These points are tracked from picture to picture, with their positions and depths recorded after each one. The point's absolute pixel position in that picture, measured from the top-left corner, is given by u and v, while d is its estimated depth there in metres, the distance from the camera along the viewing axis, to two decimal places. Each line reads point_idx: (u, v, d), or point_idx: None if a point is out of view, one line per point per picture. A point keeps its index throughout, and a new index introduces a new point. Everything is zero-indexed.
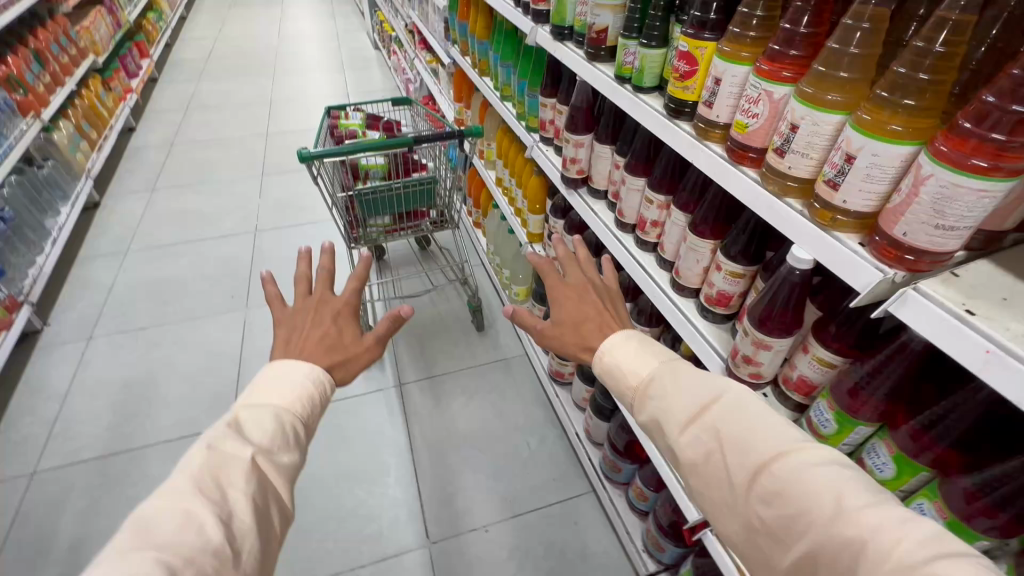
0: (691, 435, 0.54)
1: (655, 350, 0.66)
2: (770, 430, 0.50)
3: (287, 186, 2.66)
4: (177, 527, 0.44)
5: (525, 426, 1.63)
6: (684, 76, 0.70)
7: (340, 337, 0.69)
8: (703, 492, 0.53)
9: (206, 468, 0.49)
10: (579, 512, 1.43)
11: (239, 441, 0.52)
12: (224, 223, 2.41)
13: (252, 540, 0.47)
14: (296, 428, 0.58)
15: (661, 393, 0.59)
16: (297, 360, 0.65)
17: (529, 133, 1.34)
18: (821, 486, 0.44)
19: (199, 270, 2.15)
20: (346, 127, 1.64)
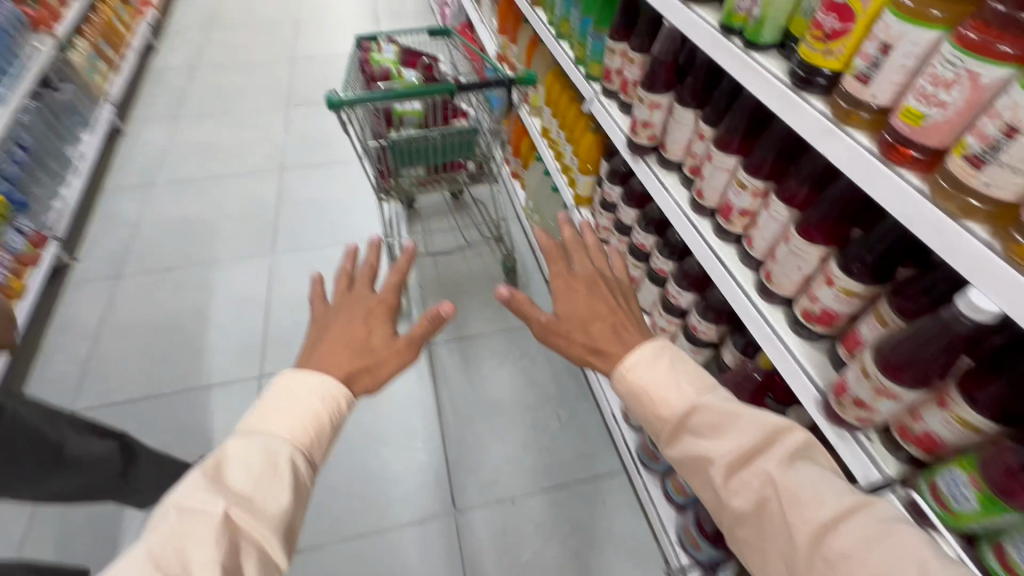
0: (739, 484, 0.56)
1: (685, 374, 0.65)
2: (729, 444, 0.58)
3: (312, 120, 2.50)
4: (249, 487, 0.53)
5: (557, 398, 1.56)
6: (829, 35, 0.53)
7: (370, 338, 0.72)
8: (752, 540, 0.55)
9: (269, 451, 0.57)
10: (608, 491, 1.39)
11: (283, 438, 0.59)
12: (249, 158, 2.30)
13: (277, 504, 0.53)
14: (315, 436, 0.61)
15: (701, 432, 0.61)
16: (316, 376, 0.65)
17: (588, 82, 1.16)
18: (814, 485, 0.52)
19: (225, 209, 2.07)
20: (377, 64, 1.47)
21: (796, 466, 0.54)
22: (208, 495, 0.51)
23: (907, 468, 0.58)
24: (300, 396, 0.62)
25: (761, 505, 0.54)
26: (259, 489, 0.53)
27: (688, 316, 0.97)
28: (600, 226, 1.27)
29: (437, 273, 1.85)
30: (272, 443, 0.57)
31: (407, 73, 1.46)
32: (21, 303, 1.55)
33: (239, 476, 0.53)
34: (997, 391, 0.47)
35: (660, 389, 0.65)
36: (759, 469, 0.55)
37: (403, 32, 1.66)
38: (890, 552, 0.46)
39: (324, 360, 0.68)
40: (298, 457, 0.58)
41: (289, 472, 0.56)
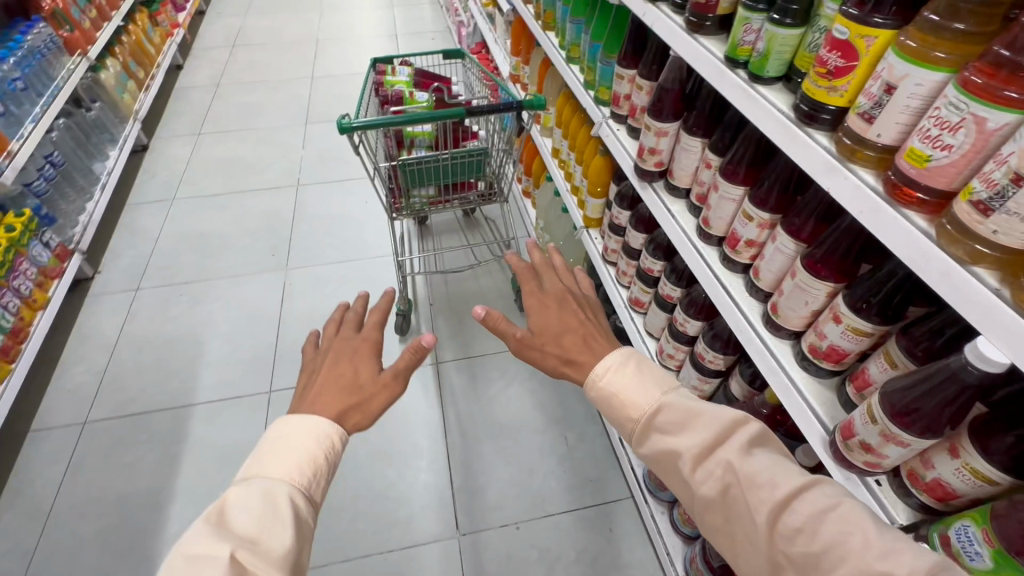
0: (705, 472, 0.59)
1: (653, 377, 0.70)
2: (693, 436, 0.61)
3: (330, 138, 2.55)
4: (253, 526, 0.53)
5: (565, 420, 1.55)
6: (833, 72, 0.53)
7: (357, 375, 0.75)
8: (721, 527, 0.58)
9: (267, 492, 0.57)
10: (614, 518, 1.36)
11: (280, 481, 0.59)
12: (267, 175, 2.35)
13: (282, 541, 0.53)
14: (313, 479, 0.62)
15: (667, 429, 0.63)
16: (310, 417, 0.67)
17: (597, 106, 1.16)
18: (765, 469, 0.55)
19: (242, 224, 2.11)
20: (391, 86, 1.50)
21: (752, 453, 0.58)
22: (211, 541, 0.51)
23: (919, 516, 0.55)
24: (298, 435, 0.64)
25: (725, 493, 0.57)
26: (262, 529, 0.53)
27: (695, 344, 0.95)
28: (608, 248, 1.27)
29: (447, 290, 1.86)
30: (271, 487, 0.58)
31: (420, 95, 1.48)
32: (43, 314, 1.60)
33: (242, 517, 0.54)
34: (1011, 444, 0.45)
35: (629, 388, 0.69)
36: (722, 459, 0.58)
37: (418, 55, 1.70)
38: (841, 521, 0.50)
39: (313, 402, 0.71)
40: (297, 496, 0.59)
41: (289, 509, 0.57)
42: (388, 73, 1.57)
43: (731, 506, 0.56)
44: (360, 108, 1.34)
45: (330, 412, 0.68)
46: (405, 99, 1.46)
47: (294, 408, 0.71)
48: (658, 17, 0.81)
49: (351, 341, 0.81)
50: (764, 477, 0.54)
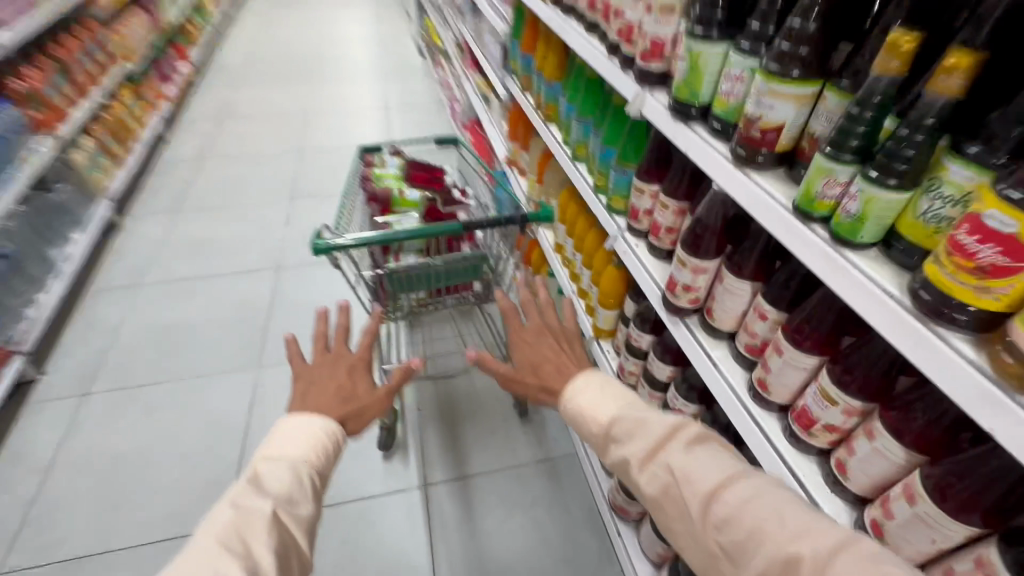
0: (649, 473, 0.67)
1: (615, 395, 0.81)
2: (641, 442, 0.69)
3: (316, 215, 2.42)
4: (287, 488, 0.75)
5: (574, 561, 1.32)
6: (983, 268, 0.38)
7: (353, 388, 0.96)
8: (669, 523, 0.64)
9: (298, 464, 0.79)
10: None
11: (299, 459, 0.80)
12: (245, 256, 2.19)
13: (305, 506, 0.76)
14: (324, 460, 0.83)
15: (622, 437, 0.73)
16: (315, 416, 0.88)
17: (611, 215, 1.03)
18: (701, 466, 0.63)
19: (214, 313, 1.93)
20: (380, 182, 1.35)
21: (694, 452, 0.65)
22: (256, 499, 0.71)
23: None
24: (313, 424, 0.86)
25: (668, 490, 0.64)
26: (291, 497, 0.75)
27: None
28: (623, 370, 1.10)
29: (437, 392, 1.65)
30: (296, 463, 0.79)
31: (412, 193, 1.33)
32: None
33: (276, 483, 0.75)
34: None
35: (593, 406, 0.81)
36: (662, 463, 0.65)
37: (410, 143, 1.58)
38: (761, 509, 0.56)
39: (316, 406, 0.91)
40: (312, 472, 0.81)
41: (307, 484, 0.78)
42: (377, 166, 1.43)
43: (672, 503, 0.63)
44: (340, 213, 1.19)
45: (336, 413, 0.89)
46: (395, 197, 1.30)
47: (296, 406, 0.91)
48: (695, 139, 0.68)
49: (347, 359, 1.01)
50: (695, 471, 0.62)
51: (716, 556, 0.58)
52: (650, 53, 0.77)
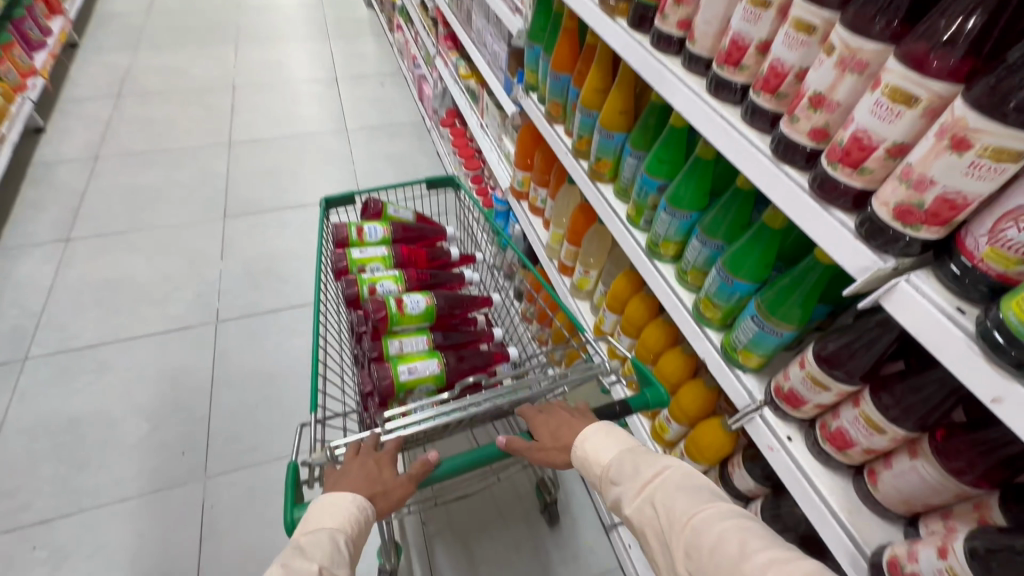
0: (636, 504, 0.60)
1: (622, 435, 0.69)
2: (631, 479, 0.62)
3: (259, 239, 1.92)
4: (326, 553, 0.61)
5: None
6: None
7: (379, 471, 0.69)
8: (653, 555, 0.59)
9: (337, 522, 0.63)
10: None
11: (333, 526, 0.63)
12: (169, 306, 1.69)
13: (343, 570, 0.61)
14: (361, 529, 0.65)
15: (620, 476, 0.64)
16: (343, 485, 0.67)
17: (734, 371, 0.70)
18: (690, 512, 0.56)
19: (135, 398, 1.47)
20: (367, 286, 1.08)
21: (682, 492, 0.58)
22: (298, 563, 0.59)
23: None
24: (342, 491, 0.66)
25: (655, 527, 0.58)
26: (335, 558, 0.61)
27: None
28: None
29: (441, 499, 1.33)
30: (331, 528, 0.63)
31: (413, 299, 1.07)
32: None
33: (318, 552, 0.60)
34: None
35: (595, 447, 0.68)
36: (649, 496, 0.60)
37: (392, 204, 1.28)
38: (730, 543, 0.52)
39: (347, 477, 0.68)
40: (351, 536, 0.64)
41: (349, 547, 0.63)
42: (354, 249, 1.15)
43: (655, 537, 0.58)
44: (313, 347, 0.93)
45: (366, 487, 0.67)
46: (394, 313, 1.03)
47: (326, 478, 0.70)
48: None
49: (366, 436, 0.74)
50: (676, 503, 0.57)
51: None
52: (922, 211, 0.41)
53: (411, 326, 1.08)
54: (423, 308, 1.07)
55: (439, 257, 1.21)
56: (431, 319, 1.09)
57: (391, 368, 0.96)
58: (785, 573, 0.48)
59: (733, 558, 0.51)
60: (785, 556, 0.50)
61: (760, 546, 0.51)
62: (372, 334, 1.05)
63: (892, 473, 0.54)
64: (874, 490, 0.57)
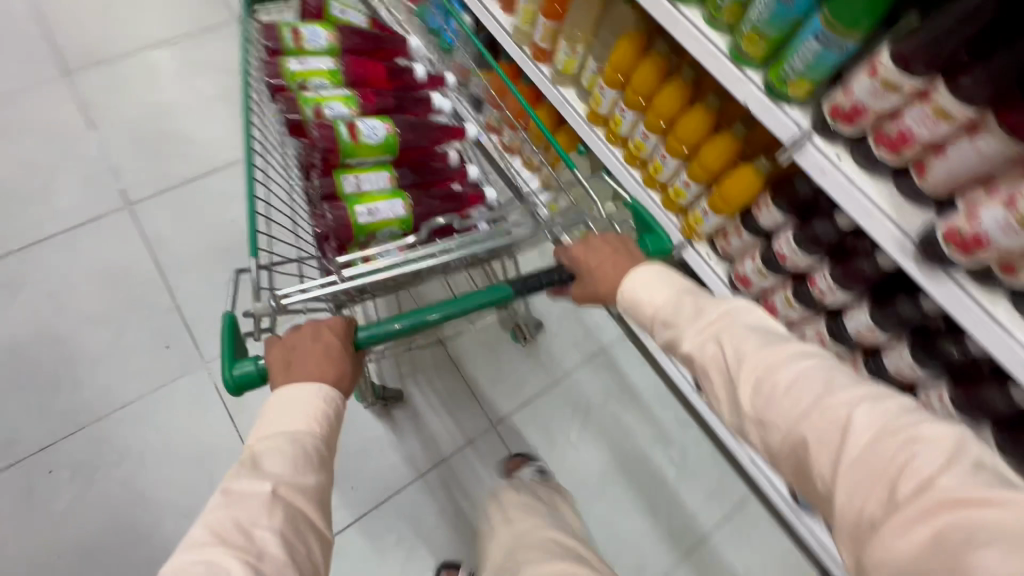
0: (700, 341, 0.62)
1: (672, 280, 0.71)
2: (692, 324, 0.64)
3: (130, 93, 1.52)
4: (288, 463, 0.57)
5: (660, 436, 1.31)
6: None
7: (334, 352, 0.67)
8: (714, 387, 0.61)
9: (293, 430, 0.60)
10: (752, 519, 1.26)
11: (288, 435, 0.59)
12: (56, 199, 1.37)
13: (309, 476, 0.57)
14: (317, 435, 0.62)
15: (677, 320, 0.66)
16: (297, 385, 0.64)
17: (779, 105, 0.70)
18: (767, 353, 0.57)
19: (76, 307, 1.27)
20: (312, 107, 0.90)
21: (757, 334, 0.59)
22: (250, 479, 0.54)
23: None
24: (292, 395, 0.63)
25: (719, 363, 0.60)
26: (299, 464, 0.57)
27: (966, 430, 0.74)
28: (744, 273, 0.93)
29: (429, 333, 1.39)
30: (287, 436, 0.59)
31: (369, 125, 0.92)
32: None
33: (276, 460, 0.57)
34: None
35: (642, 292, 0.71)
36: (716, 335, 0.61)
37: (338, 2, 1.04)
38: (809, 379, 0.53)
39: (304, 356, 0.66)
40: (316, 441, 0.61)
41: (316, 451, 0.60)
42: (291, 58, 0.95)
43: (718, 370, 0.59)
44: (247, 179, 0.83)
45: (322, 379, 0.64)
46: (346, 142, 0.90)
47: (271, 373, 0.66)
48: None
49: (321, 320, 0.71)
50: (747, 343, 0.58)
51: (760, 422, 0.55)
52: None
53: (369, 159, 0.95)
54: (382, 138, 0.93)
55: (400, 75, 1.02)
56: (393, 153, 0.96)
57: (348, 209, 0.88)
58: (878, 406, 0.49)
59: (815, 391, 0.52)
60: (875, 393, 0.50)
61: (849, 383, 0.52)
62: (322, 169, 0.92)
63: (944, 161, 0.59)
64: (920, 182, 0.63)
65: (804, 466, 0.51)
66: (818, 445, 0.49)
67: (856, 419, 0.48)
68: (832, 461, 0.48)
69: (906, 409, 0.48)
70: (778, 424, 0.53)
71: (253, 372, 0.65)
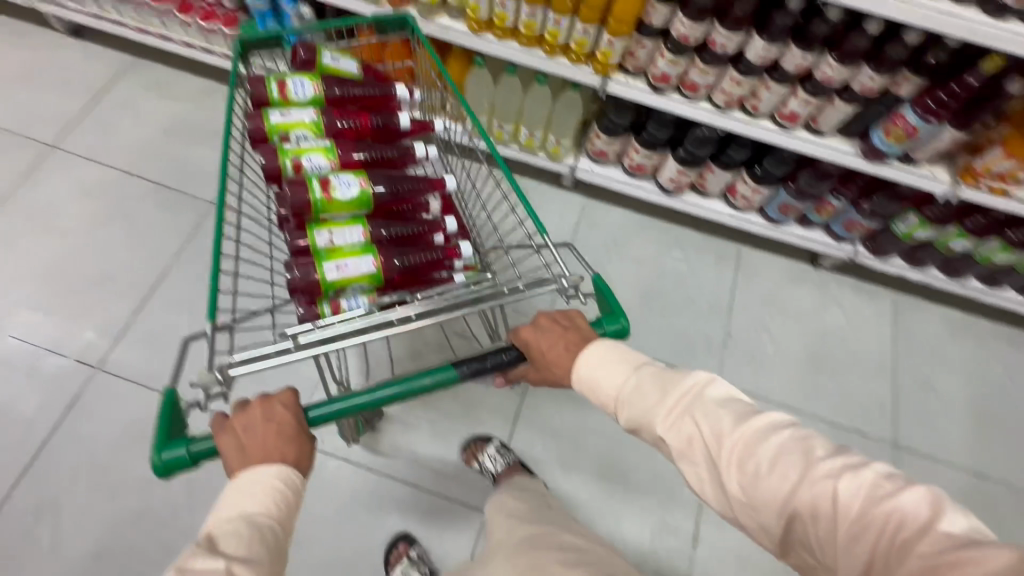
0: (675, 425, 0.60)
1: (622, 355, 0.66)
2: (655, 407, 0.61)
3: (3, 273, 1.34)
4: (243, 544, 0.53)
5: (660, 250, 1.58)
6: None
7: (286, 427, 0.63)
8: (692, 470, 0.59)
9: (251, 511, 0.57)
10: (751, 264, 1.60)
11: (243, 519, 0.55)
12: (15, 412, 1.23)
13: (264, 556, 0.54)
14: (275, 518, 0.58)
15: (637, 403, 0.62)
16: (252, 466, 0.60)
17: None
18: (745, 435, 0.56)
19: (129, 479, 1.20)
20: (291, 160, 0.81)
21: (730, 407, 0.59)
22: (205, 560, 0.51)
23: None
24: (246, 476, 0.59)
25: (698, 446, 0.58)
26: (252, 546, 0.54)
27: (847, 80, 1.06)
28: (660, 71, 1.14)
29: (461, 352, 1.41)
30: (241, 518, 0.56)
31: (343, 179, 0.81)
32: None
33: (233, 542, 0.53)
34: None
35: (597, 377, 0.65)
36: (690, 417, 0.59)
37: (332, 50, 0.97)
38: (789, 457, 0.54)
39: (256, 438, 0.62)
40: (276, 522, 0.57)
41: (275, 532, 0.56)
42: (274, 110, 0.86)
43: (700, 456, 0.58)
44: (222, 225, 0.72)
45: (275, 458, 0.61)
46: (314, 197, 0.78)
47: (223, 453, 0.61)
48: None
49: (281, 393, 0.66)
50: (723, 423, 0.57)
51: (754, 505, 0.55)
52: None
53: (343, 214, 0.83)
54: (356, 193, 0.81)
55: (382, 128, 0.91)
56: (369, 207, 0.83)
57: (315, 265, 0.78)
58: (858, 476, 0.52)
59: (797, 469, 0.53)
60: (850, 461, 0.53)
61: (825, 452, 0.54)
62: (295, 221, 0.81)
63: None
64: None
65: (796, 538, 0.54)
66: (812, 518, 0.52)
67: (846, 493, 0.51)
68: (830, 532, 0.51)
69: (882, 474, 0.52)
70: (768, 510, 0.54)
71: (185, 455, 0.60)
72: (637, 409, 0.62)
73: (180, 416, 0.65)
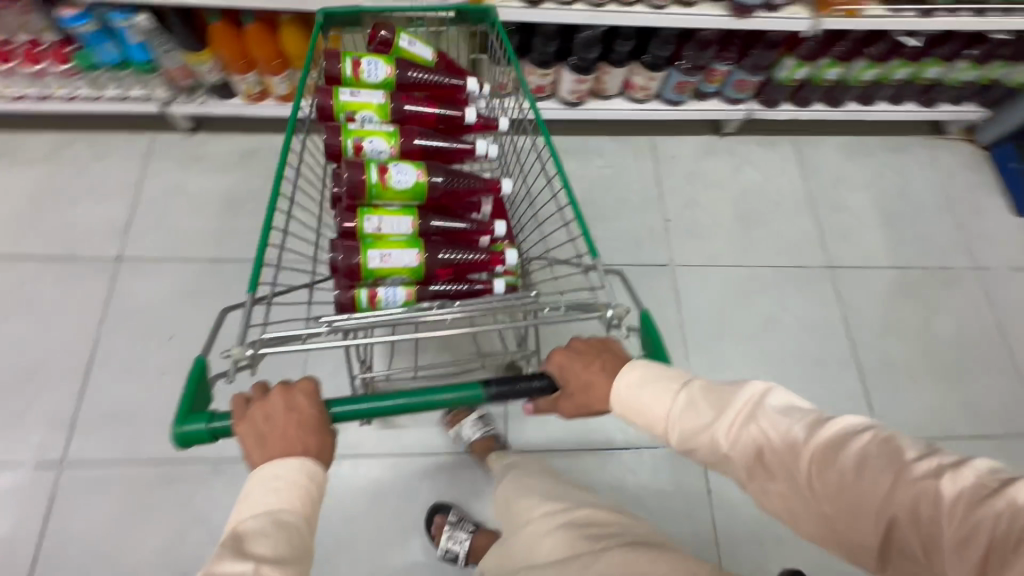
0: (743, 446, 0.58)
1: (666, 375, 0.64)
2: (719, 425, 0.60)
3: None
4: (270, 542, 0.51)
5: (582, 164, 1.63)
6: None
7: (307, 417, 0.58)
8: (774, 493, 0.58)
9: (276, 506, 0.53)
10: (666, 151, 1.68)
11: (270, 515, 0.52)
12: None
13: (292, 553, 0.51)
14: (303, 513, 0.54)
15: (694, 420, 0.61)
16: (274, 459, 0.56)
17: None
18: (822, 444, 0.55)
19: (140, 555, 1.14)
20: (352, 140, 0.80)
21: (798, 419, 0.57)
22: (234, 560, 0.49)
23: None
24: (267, 469, 0.55)
25: (774, 463, 0.57)
26: (278, 546, 0.51)
27: None
28: None
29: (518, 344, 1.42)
30: (266, 513, 0.53)
31: (400, 168, 0.78)
32: None
33: (261, 543, 0.51)
34: None
35: (644, 401, 0.64)
36: (758, 432, 0.58)
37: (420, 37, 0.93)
38: (878, 463, 0.53)
39: (278, 429, 0.57)
40: (304, 519, 0.54)
41: (301, 531, 0.53)
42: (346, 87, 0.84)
43: (779, 471, 0.56)
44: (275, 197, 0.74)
45: (298, 451, 0.56)
46: (371, 182, 0.77)
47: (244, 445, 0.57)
48: None
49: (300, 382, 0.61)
50: (797, 435, 0.56)
51: (847, 520, 0.53)
52: None
53: (395, 204, 0.81)
54: (412, 183, 0.78)
55: (447, 119, 0.87)
56: (422, 199, 0.81)
57: (357, 253, 0.75)
58: (958, 475, 0.50)
59: (887, 474, 0.52)
60: (945, 459, 0.51)
61: (915, 453, 0.52)
62: (348, 202, 0.80)
63: None
64: None
65: (894, 546, 0.52)
66: (912, 523, 0.50)
67: (947, 492, 0.49)
68: (930, 539, 0.50)
69: (984, 471, 0.50)
70: (863, 520, 0.52)
71: (203, 430, 0.56)
72: (697, 432, 0.61)
73: (207, 388, 0.62)
